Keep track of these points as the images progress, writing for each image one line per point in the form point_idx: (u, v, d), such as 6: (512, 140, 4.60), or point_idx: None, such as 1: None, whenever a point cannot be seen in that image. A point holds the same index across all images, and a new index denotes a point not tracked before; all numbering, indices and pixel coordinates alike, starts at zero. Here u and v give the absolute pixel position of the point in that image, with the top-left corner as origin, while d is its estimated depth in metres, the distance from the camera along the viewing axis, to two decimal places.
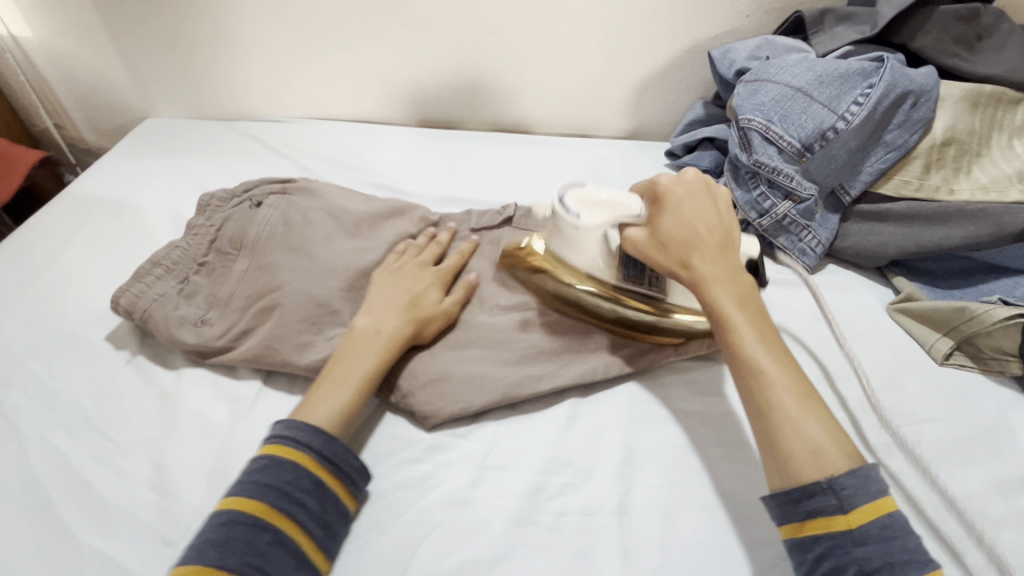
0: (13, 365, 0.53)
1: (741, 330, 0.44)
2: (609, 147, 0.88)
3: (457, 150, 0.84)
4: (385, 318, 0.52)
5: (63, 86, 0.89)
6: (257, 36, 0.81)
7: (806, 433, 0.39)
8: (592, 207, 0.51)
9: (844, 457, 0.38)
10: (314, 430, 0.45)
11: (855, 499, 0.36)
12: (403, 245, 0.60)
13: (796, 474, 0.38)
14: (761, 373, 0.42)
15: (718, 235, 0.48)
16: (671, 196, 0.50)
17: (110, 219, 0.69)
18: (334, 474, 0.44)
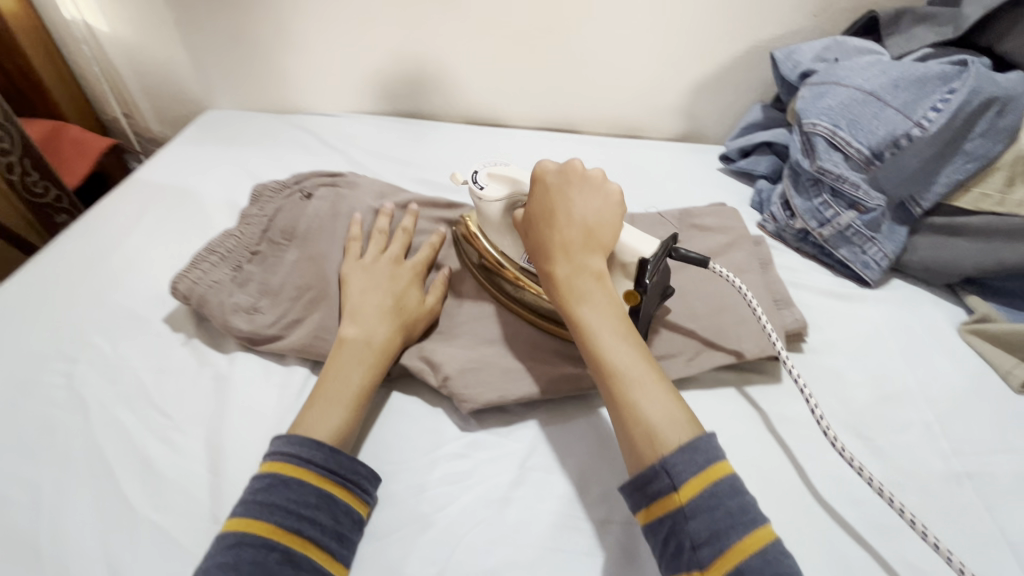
0: (81, 340, 0.56)
1: (587, 323, 0.42)
2: (660, 149, 0.86)
3: (505, 148, 0.84)
4: (375, 328, 0.51)
5: (133, 77, 0.93)
6: (316, 30, 0.83)
7: (642, 423, 0.38)
8: (497, 181, 0.54)
9: (677, 439, 0.37)
10: (316, 444, 0.43)
11: (683, 474, 0.36)
12: (368, 241, 0.59)
13: (636, 464, 0.38)
14: (599, 365, 0.41)
15: (583, 220, 0.46)
16: (544, 185, 0.48)
17: (172, 205, 0.72)
18: (342, 486, 0.43)
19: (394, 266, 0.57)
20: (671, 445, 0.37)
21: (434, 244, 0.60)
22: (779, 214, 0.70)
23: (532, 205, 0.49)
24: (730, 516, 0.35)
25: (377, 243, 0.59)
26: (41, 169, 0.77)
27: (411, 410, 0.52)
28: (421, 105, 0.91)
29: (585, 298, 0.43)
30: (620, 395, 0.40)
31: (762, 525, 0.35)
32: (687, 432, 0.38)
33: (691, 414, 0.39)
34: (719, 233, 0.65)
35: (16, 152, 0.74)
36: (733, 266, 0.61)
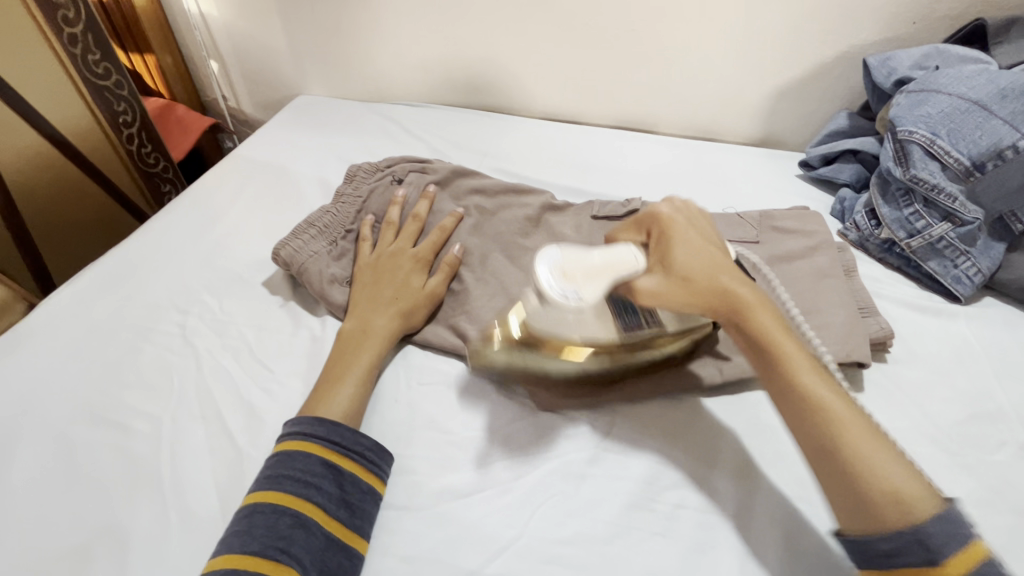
0: (192, 294, 0.61)
1: (795, 359, 0.42)
2: (737, 152, 0.85)
3: (579, 145, 0.86)
4: (371, 318, 0.55)
5: (236, 63, 1.00)
6: (406, 21, 0.87)
7: (887, 468, 0.37)
8: (586, 275, 0.45)
9: (928, 497, 0.36)
10: (316, 420, 0.46)
11: (947, 549, 0.34)
12: (381, 232, 0.63)
13: (885, 516, 0.36)
14: (823, 401, 0.40)
15: (734, 262, 0.48)
16: (683, 220, 0.49)
17: (270, 180, 0.78)
18: (345, 457, 0.45)
19: (396, 257, 0.60)
20: (925, 493, 0.36)
21: (444, 227, 0.63)
22: (863, 223, 0.68)
23: (679, 232, 0.48)
24: (956, 525, 0.34)
25: (385, 236, 0.63)
26: (155, 143, 0.84)
27: (490, 383, 0.54)
28: (499, 99, 0.94)
29: (778, 330, 0.43)
30: (848, 442, 0.38)
31: (976, 538, 0.34)
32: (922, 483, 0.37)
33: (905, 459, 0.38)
34: (802, 237, 0.64)
35: (137, 125, 0.81)
36: (815, 272, 0.61)
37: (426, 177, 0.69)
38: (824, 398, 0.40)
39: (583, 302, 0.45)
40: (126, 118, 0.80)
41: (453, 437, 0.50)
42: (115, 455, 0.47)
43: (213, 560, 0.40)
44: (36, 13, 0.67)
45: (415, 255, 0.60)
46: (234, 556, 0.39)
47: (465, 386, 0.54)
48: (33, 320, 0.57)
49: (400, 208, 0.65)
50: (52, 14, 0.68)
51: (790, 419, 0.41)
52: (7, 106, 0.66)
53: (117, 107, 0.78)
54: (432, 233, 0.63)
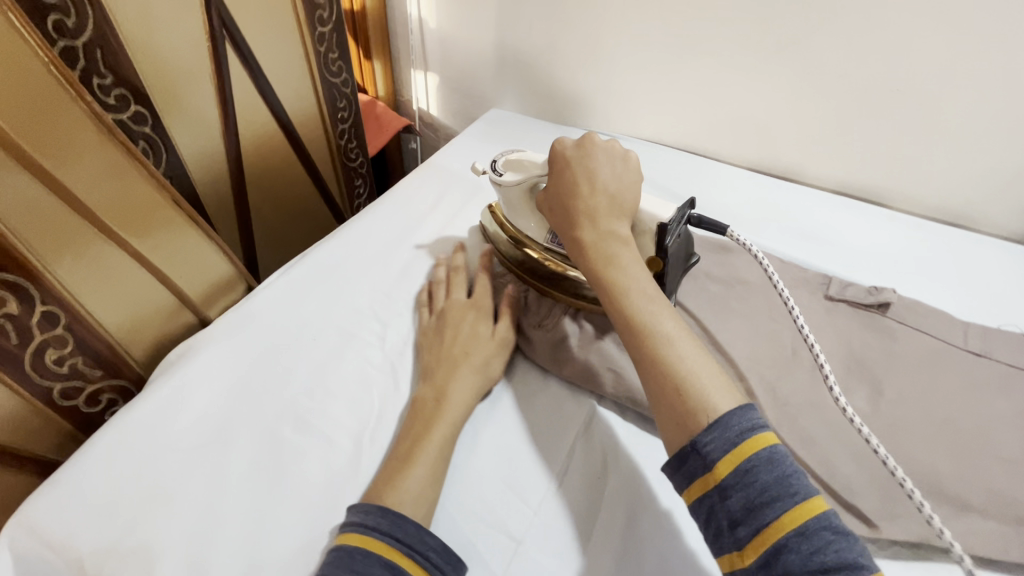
0: (392, 306, 0.60)
1: (615, 280, 0.45)
2: (1000, 250, 0.70)
3: (797, 209, 0.76)
4: (446, 381, 0.50)
5: (438, 68, 1.01)
6: (626, 47, 0.82)
7: (686, 382, 0.38)
8: (514, 169, 0.59)
9: (728, 402, 0.37)
10: (380, 510, 0.40)
11: (714, 452, 0.35)
12: (425, 295, 0.60)
13: (670, 433, 0.38)
14: (630, 324, 0.42)
15: (606, 192, 0.50)
16: (563, 158, 0.53)
17: (468, 195, 0.77)
18: (410, 559, 0.39)
19: (457, 311, 0.56)
20: (718, 406, 0.37)
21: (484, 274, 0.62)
22: None
23: (561, 174, 0.52)
24: (739, 424, 0.36)
25: (438, 295, 0.59)
26: (357, 140, 0.89)
27: None
28: (704, 142, 0.86)
29: (609, 258, 0.46)
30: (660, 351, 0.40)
31: (761, 432, 0.36)
32: (731, 396, 0.38)
33: (723, 372, 0.39)
34: None
35: (349, 121, 0.86)
36: None
37: None
38: (632, 326, 0.42)
39: (501, 182, 0.60)
40: (343, 114, 0.84)
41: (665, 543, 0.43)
42: (317, 470, 0.46)
43: None
44: (300, 11, 0.71)
45: (474, 308, 0.57)
46: None
47: None
48: (249, 305, 0.58)
49: (444, 268, 0.63)
50: (313, 14, 0.73)
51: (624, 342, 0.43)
52: (260, 95, 0.69)
53: (339, 103, 0.83)
54: (481, 284, 0.60)
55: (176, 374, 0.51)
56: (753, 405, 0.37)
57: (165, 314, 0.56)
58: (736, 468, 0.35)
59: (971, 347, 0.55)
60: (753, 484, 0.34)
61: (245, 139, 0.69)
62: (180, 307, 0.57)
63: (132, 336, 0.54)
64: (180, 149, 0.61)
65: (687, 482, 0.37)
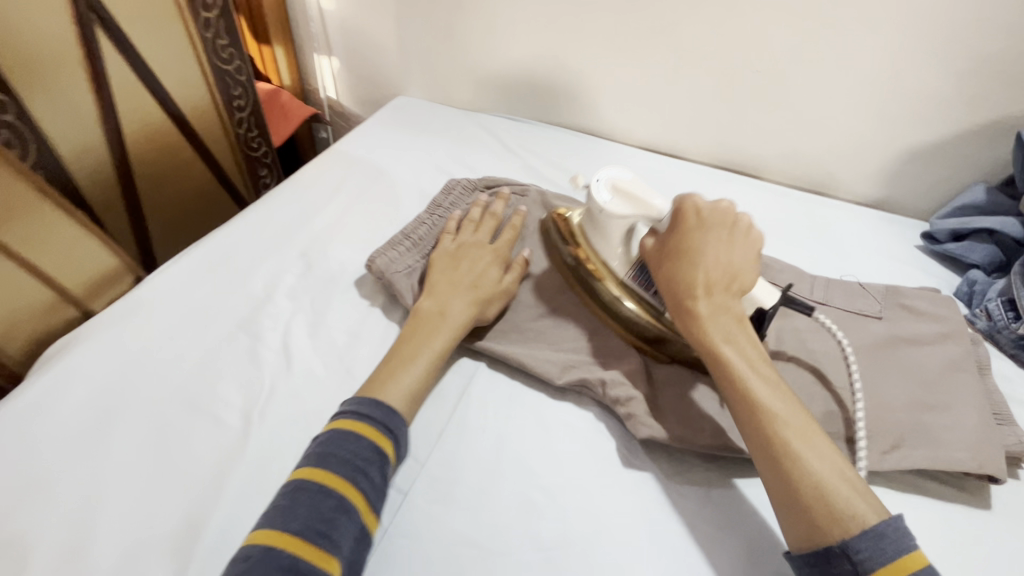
0: (287, 289, 0.61)
1: (739, 367, 0.44)
2: (849, 212, 0.80)
3: (679, 182, 0.82)
4: (448, 300, 0.55)
5: (343, 56, 1.01)
6: (520, 34, 0.86)
7: (824, 481, 0.39)
8: (621, 196, 0.54)
9: (873, 511, 0.38)
10: (375, 403, 0.46)
11: (868, 564, 0.36)
12: (461, 224, 0.64)
13: (802, 522, 0.39)
14: (759, 416, 0.42)
15: (731, 268, 0.48)
16: (686, 224, 0.50)
17: (369, 180, 0.78)
18: (393, 446, 0.45)
19: (478, 249, 0.60)
20: (864, 512, 0.38)
21: (516, 224, 0.64)
22: (997, 312, 0.63)
23: (676, 233, 0.51)
24: (897, 535, 0.36)
25: (464, 230, 0.63)
26: (259, 128, 0.89)
27: (579, 426, 0.52)
28: (600, 124, 0.92)
29: (727, 338, 0.46)
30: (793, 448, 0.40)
31: (916, 550, 0.36)
32: (870, 501, 0.39)
33: (857, 475, 0.40)
34: (929, 320, 0.59)
35: (247, 109, 0.85)
36: (943, 362, 0.56)
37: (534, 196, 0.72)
38: (771, 423, 0.41)
39: (604, 209, 0.54)
40: (239, 102, 0.83)
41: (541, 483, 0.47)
42: (206, 447, 0.47)
43: (262, 534, 0.38)
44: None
45: (495, 249, 0.60)
46: (279, 535, 0.38)
47: (553, 424, 0.52)
48: (136, 295, 0.58)
49: (481, 209, 0.65)
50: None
51: (744, 431, 0.43)
52: (144, 85, 0.68)
53: (234, 91, 0.82)
54: (507, 228, 0.63)
55: (57, 366, 0.51)
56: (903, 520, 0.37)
57: (43, 311, 0.55)
58: None
59: (815, 295, 0.63)
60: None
61: (129, 130, 0.68)
62: (59, 303, 0.57)
63: (7, 334, 0.52)
64: (51, 142, 0.60)
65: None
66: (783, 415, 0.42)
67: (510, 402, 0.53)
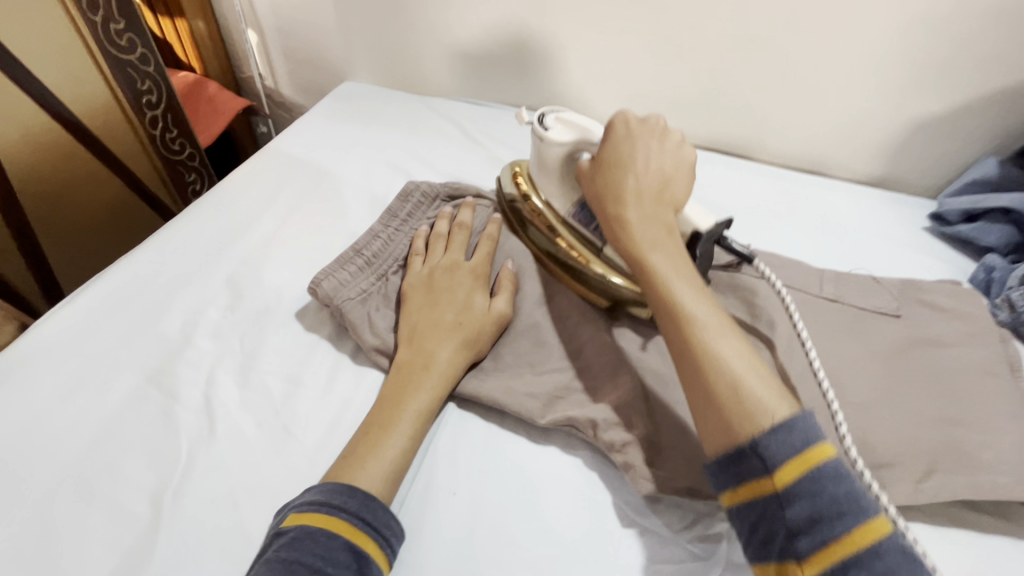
0: (210, 328, 0.51)
1: (661, 268, 0.41)
2: (851, 193, 0.72)
3: None
4: (435, 346, 0.46)
5: (276, 38, 0.89)
6: (478, 4, 0.75)
7: (734, 376, 0.36)
8: (564, 125, 0.52)
9: (781, 404, 0.35)
10: (349, 490, 0.38)
11: (777, 457, 0.33)
12: (428, 241, 0.54)
13: (714, 421, 0.36)
14: (680, 316, 0.39)
15: (659, 177, 0.46)
16: (613, 136, 0.48)
17: (310, 183, 0.67)
18: (375, 541, 0.37)
19: (452, 273, 0.51)
20: (772, 407, 0.35)
21: (491, 233, 0.55)
22: (1021, 302, 0.55)
23: (604, 149, 0.48)
24: (804, 428, 0.34)
25: (435, 249, 0.54)
26: (178, 127, 0.82)
27: (568, 476, 0.44)
28: (572, 105, 0.82)
29: (654, 244, 0.42)
30: (704, 341, 0.37)
31: (822, 443, 0.33)
32: (782, 399, 0.36)
33: (772, 373, 0.37)
34: (953, 319, 0.53)
35: (161, 104, 0.80)
36: (974, 366, 0.50)
37: None
38: (687, 319, 0.39)
39: (545, 137, 0.52)
40: (150, 98, 0.78)
41: (526, 556, 0.39)
42: (104, 547, 0.38)
43: None
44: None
45: (472, 269, 0.52)
46: None
47: (536, 478, 0.43)
48: (20, 352, 0.48)
49: (447, 221, 0.56)
50: None
51: (663, 333, 0.40)
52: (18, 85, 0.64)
53: (141, 86, 0.77)
54: (484, 242, 0.55)
55: None
56: (808, 413, 0.34)
57: None
58: (801, 477, 0.33)
59: (826, 294, 0.55)
60: (819, 500, 0.32)
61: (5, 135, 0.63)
62: None
63: None
64: None
65: (739, 481, 0.35)
66: (699, 311, 0.39)
67: (487, 452, 0.45)
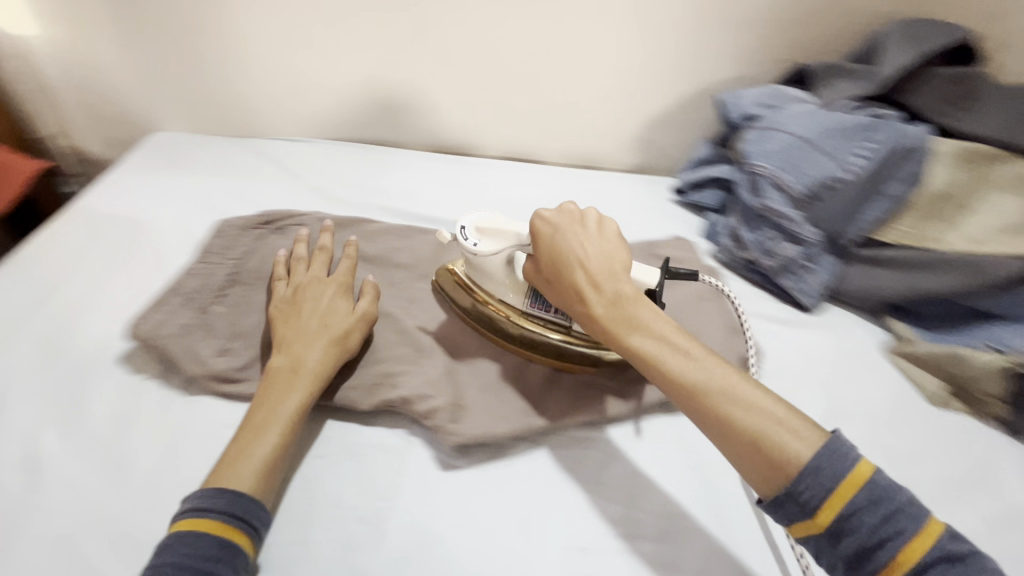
0: (23, 389, 0.52)
1: (641, 348, 0.46)
2: (615, 179, 0.90)
3: (466, 177, 0.86)
4: (304, 353, 0.51)
5: (72, 94, 0.89)
6: (274, 51, 0.83)
7: (756, 432, 0.41)
8: (489, 235, 0.57)
9: (804, 445, 0.40)
10: (217, 492, 0.42)
11: (811, 501, 0.38)
12: (290, 266, 0.61)
13: (757, 479, 0.41)
14: (684, 393, 0.44)
15: (596, 259, 0.50)
16: (540, 235, 0.53)
17: (122, 235, 0.69)
18: (244, 533, 0.42)
19: (314, 287, 0.57)
20: (797, 450, 0.39)
21: (346, 253, 0.63)
22: (729, 246, 0.76)
23: (538, 249, 0.53)
24: (832, 462, 0.38)
25: (296, 270, 0.60)
26: None
27: (391, 445, 0.52)
28: (383, 133, 0.93)
29: (631, 328, 0.47)
30: (722, 407, 0.42)
31: (859, 464, 0.38)
32: (806, 434, 0.40)
33: (784, 408, 0.42)
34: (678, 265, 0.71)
35: None
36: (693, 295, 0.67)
37: (322, 219, 0.70)
38: (695, 393, 0.43)
39: (478, 253, 0.56)
40: None
41: (356, 514, 0.47)
42: None
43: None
44: None
45: (336, 281, 0.59)
46: None
47: (363, 452, 0.51)
48: None
49: (304, 243, 0.63)
50: None
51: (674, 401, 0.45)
52: None
53: None
54: (342, 258, 0.62)
55: None
56: (837, 441, 0.39)
57: None
58: (839, 513, 0.38)
59: None
60: (858, 527, 0.37)
61: None
62: None
63: None
64: None
65: (789, 520, 0.40)
66: (699, 378, 0.44)
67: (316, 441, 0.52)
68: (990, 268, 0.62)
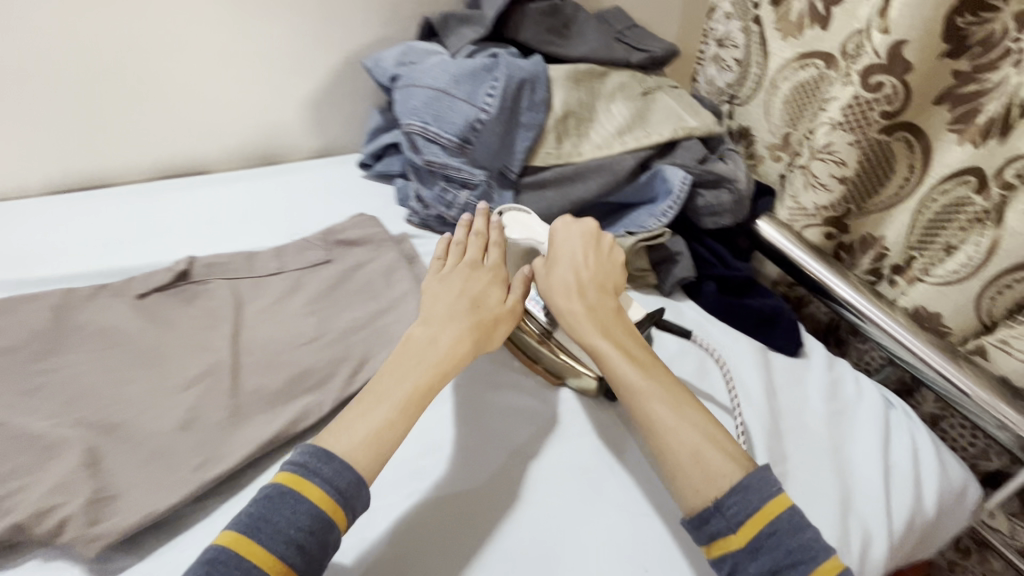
0: None
1: (605, 351, 0.51)
2: (300, 171, 0.84)
3: (103, 216, 0.71)
4: (442, 327, 0.51)
5: None
6: None
7: (688, 445, 0.45)
8: (519, 226, 0.64)
9: (740, 468, 0.44)
10: (325, 456, 0.41)
11: (738, 516, 0.42)
12: (445, 249, 0.59)
13: (687, 493, 0.44)
14: (634, 394, 0.49)
15: (587, 275, 0.57)
16: (558, 237, 0.60)
17: None
18: (341, 511, 0.41)
19: (478, 269, 0.57)
20: (733, 473, 0.44)
21: (473, 227, 0.61)
22: (417, 207, 0.77)
23: (554, 249, 0.59)
24: (761, 485, 0.43)
25: (485, 253, 0.59)
26: None
27: None
28: None
29: (604, 334, 0.53)
30: (658, 417, 0.47)
31: (782, 494, 0.43)
32: (740, 460, 0.45)
33: (726, 436, 0.47)
34: (364, 242, 0.68)
35: None
36: (385, 266, 0.65)
37: None
38: (643, 402, 0.48)
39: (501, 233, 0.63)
40: None
41: None
42: None
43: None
44: None
45: (495, 271, 0.58)
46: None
47: None
48: None
49: (467, 230, 0.61)
50: None
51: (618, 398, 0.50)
52: None
53: None
54: (480, 247, 0.60)
55: None
56: (769, 469, 0.44)
57: None
58: (760, 531, 0.41)
59: (270, 266, 0.63)
60: (776, 545, 0.41)
61: None
62: None
63: None
64: None
65: (709, 539, 0.42)
66: (640, 387, 0.49)
67: None
68: (616, 166, 0.73)
